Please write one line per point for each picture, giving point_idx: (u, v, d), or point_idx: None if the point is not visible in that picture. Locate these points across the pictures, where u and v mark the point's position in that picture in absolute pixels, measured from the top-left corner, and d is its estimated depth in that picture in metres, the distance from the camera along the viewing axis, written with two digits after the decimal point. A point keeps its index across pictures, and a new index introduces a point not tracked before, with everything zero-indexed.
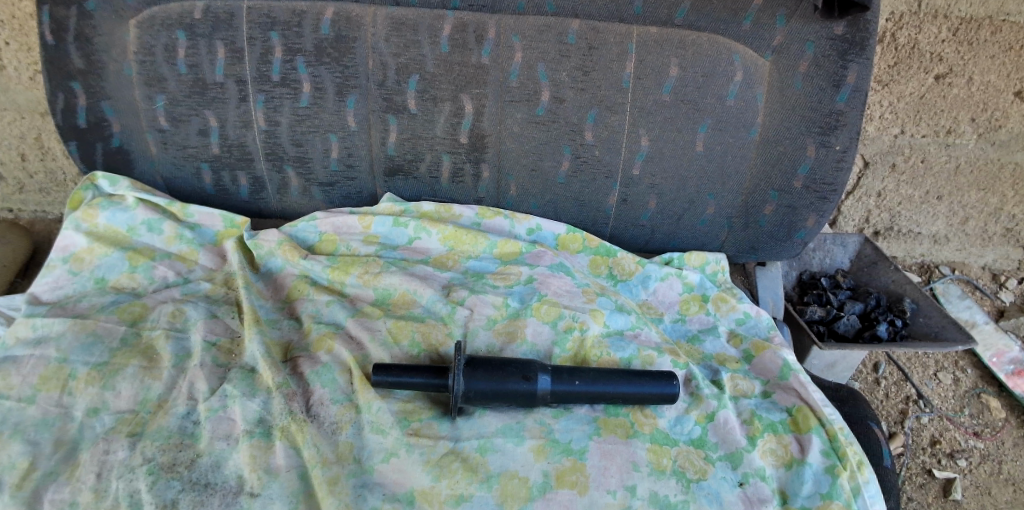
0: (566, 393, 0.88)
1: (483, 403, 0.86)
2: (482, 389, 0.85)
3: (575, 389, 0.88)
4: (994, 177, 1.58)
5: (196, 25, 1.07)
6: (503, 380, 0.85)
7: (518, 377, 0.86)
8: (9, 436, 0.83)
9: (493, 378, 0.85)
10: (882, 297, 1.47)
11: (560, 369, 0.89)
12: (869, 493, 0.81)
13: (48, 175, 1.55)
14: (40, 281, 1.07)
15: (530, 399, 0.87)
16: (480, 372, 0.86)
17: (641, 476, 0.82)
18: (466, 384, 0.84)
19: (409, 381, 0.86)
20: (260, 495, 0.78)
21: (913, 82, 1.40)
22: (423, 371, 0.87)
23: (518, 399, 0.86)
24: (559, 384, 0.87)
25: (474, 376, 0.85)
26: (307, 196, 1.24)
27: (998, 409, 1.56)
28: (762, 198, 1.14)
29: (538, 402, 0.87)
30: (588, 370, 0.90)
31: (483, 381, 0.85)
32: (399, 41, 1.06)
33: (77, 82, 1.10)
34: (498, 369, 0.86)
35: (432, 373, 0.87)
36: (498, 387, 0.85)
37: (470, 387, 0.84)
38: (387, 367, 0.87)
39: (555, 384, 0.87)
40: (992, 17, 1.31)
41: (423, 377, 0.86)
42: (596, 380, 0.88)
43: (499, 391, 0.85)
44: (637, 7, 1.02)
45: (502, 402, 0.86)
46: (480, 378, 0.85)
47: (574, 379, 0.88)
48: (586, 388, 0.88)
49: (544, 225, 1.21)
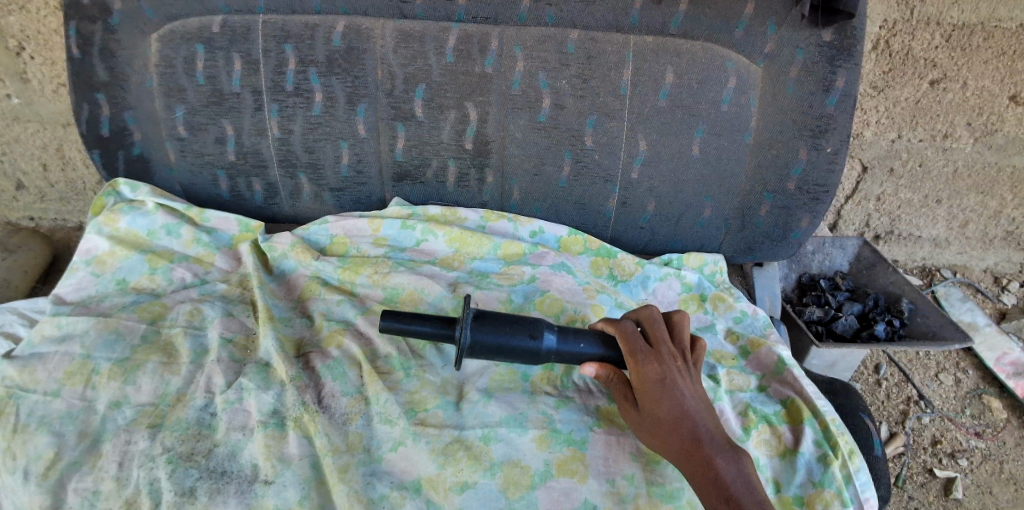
0: (569, 354, 0.84)
1: (486, 356, 0.83)
2: (487, 343, 0.81)
3: (580, 352, 0.84)
4: (993, 181, 1.60)
5: (214, 39, 1.12)
6: (510, 335, 0.82)
7: (525, 334, 0.82)
8: (36, 427, 0.87)
9: (500, 333, 0.81)
10: (880, 298, 1.50)
11: (566, 330, 0.86)
12: (861, 481, 0.85)
13: (69, 184, 1.62)
14: (64, 283, 1.13)
15: (533, 357, 0.83)
16: (488, 325, 0.82)
17: (638, 465, 0.84)
18: (473, 336, 0.80)
19: (418, 330, 0.84)
20: (274, 482, 0.82)
21: (908, 88, 1.42)
22: (431, 321, 0.84)
23: (522, 356, 0.83)
24: (566, 345, 0.83)
25: (481, 329, 0.81)
26: (318, 201, 1.30)
27: (1000, 410, 1.57)
28: (758, 200, 1.18)
29: (540, 359, 0.84)
30: (593, 333, 0.86)
31: (490, 335, 0.81)
32: (407, 52, 1.11)
33: (101, 94, 1.16)
34: (505, 324, 0.82)
35: (439, 323, 0.85)
36: (504, 341, 0.82)
37: (476, 341, 0.80)
38: (396, 314, 0.85)
39: (561, 344, 0.84)
40: (984, 23, 1.33)
41: (430, 326, 0.84)
42: (603, 345, 0.84)
43: (504, 347, 0.81)
44: (634, 17, 1.06)
45: (504, 356, 0.83)
46: (488, 332, 0.81)
47: (579, 342, 0.84)
48: (589, 353, 0.84)
49: (546, 227, 1.25)
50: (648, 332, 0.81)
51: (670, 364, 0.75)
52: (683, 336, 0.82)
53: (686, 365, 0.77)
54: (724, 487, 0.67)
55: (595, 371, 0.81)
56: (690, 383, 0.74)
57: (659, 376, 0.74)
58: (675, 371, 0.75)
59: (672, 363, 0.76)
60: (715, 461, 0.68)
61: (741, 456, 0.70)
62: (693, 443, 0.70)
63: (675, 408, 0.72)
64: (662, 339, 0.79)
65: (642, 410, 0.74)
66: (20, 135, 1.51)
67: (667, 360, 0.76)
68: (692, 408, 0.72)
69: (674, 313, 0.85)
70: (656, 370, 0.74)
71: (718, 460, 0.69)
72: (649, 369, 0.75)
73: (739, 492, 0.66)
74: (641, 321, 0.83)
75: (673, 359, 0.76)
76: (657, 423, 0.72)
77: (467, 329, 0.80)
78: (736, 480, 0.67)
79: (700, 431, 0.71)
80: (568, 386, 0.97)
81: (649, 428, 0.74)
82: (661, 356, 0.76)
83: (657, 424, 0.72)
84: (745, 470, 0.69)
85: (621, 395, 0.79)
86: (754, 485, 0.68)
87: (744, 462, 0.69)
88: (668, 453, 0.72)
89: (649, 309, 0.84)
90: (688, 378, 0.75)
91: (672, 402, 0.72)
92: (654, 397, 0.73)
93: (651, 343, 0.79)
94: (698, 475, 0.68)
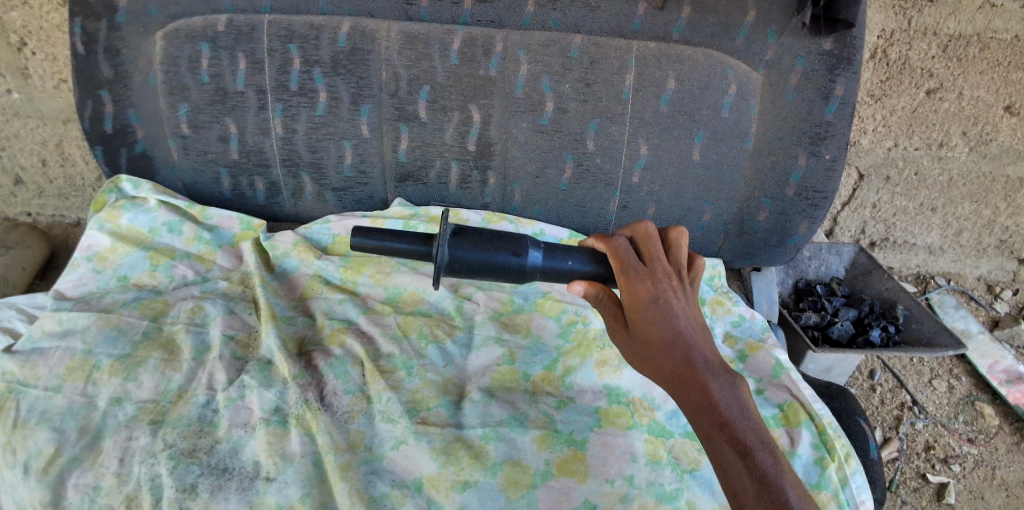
0: (557, 273, 0.72)
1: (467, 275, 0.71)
2: (468, 261, 0.69)
3: (572, 270, 0.72)
4: (987, 190, 1.62)
5: (219, 38, 1.13)
6: (493, 251, 0.69)
7: (509, 252, 0.70)
8: (36, 423, 0.87)
9: (481, 248, 0.69)
10: (875, 304, 1.52)
11: (553, 246, 0.73)
12: (857, 484, 0.86)
13: (68, 181, 1.61)
14: (65, 278, 1.13)
15: (518, 277, 0.72)
16: (469, 242, 0.69)
17: (639, 466, 0.85)
18: (452, 252, 0.68)
19: (394, 247, 0.71)
20: (275, 479, 0.82)
21: (905, 97, 1.44)
22: (408, 237, 0.72)
23: (506, 275, 0.71)
24: (555, 263, 0.71)
25: (461, 244, 0.68)
26: (320, 201, 1.30)
27: (992, 416, 1.59)
28: (757, 205, 1.19)
29: (525, 278, 0.72)
30: (582, 250, 0.73)
31: (470, 252, 0.68)
32: (411, 54, 1.12)
33: (105, 90, 1.16)
34: (487, 238, 0.70)
35: (418, 239, 0.72)
36: (488, 259, 0.69)
37: (456, 258, 0.68)
38: (366, 230, 0.71)
39: (549, 261, 0.71)
40: (980, 34, 1.34)
41: (407, 242, 0.71)
42: (595, 262, 0.72)
43: (486, 266, 0.69)
44: (637, 23, 1.07)
45: (487, 276, 0.71)
46: (468, 249, 0.68)
47: (567, 259, 0.72)
48: (578, 271, 0.72)
49: (547, 230, 1.24)
50: (640, 247, 0.68)
51: (664, 282, 0.64)
52: (679, 251, 0.69)
53: (682, 282, 0.65)
54: (719, 415, 0.60)
55: (583, 290, 0.66)
56: (685, 301, 0.63)
57: (653, 296, 0.62)
58: (670, 289, 0.63)
59: (667, 280, 0.64)
60: (710, 387, 0.60)
61: (737, 380, 0.62)
62: (688, 368, 0.61)
63: (670, 331, 0.61)
64: (656, 253, 0.67)
65: (632, 332, 0.63)
66: (20, 131, 1.51)
67: (661, 278, 0.64)
68: (687, 328, 0.62)
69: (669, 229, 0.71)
70: (649, 289, 0.63)
71: (714, 384, 0.60)
72: (642, 289, 0.63)
73: (735, 420, 0.60)
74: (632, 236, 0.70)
75: (668, 275, 0.65)
76: (649, 347, 0.62)
77: (445, 246, 0.68)
78: (732, 407, 0.60)
79: (696, 355, 0.61)
80: (569, 387, 0.98)
81: (638, 351, 0.63)
82: (655, 273, 0.64)
83: (648, 347, 0.62)
84: (740, 394, 0.62)
85: (608, 315, 0.66)
86: (750, 410, 0.61)
87: (739, 387, 0.62)
88: (658, 378, 0.63)
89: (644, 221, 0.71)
90: (684, 295, 0.64)
91: (667, 324, 0.61)
92: (647, 318, 0.62)
93: (643, 258, 0.67)
94: (691, 403, 0.60)
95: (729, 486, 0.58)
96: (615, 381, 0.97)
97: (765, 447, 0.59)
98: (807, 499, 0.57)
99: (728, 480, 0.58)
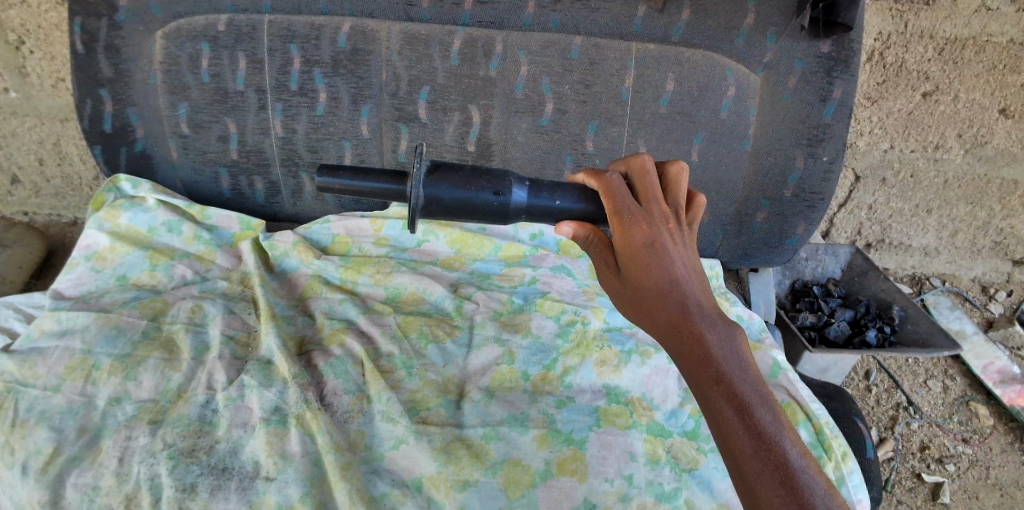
0: (546, 214, 0.61)
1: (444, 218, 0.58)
2: (447, 203, 0.56)
3: (563, 212, 0.61)
4: (982, 192, 1.63)
5: (219, 38, 1.13)
6: (475, 190, 0.57)
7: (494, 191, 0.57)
8: (35, 422, 0.87)
9: (462, 187, 0.56)
10: (871, 305, 1.53)
11: (540, 183, 0.61)
12: (853, 483, 0.88)
13: (66, 180, 1.61)
14: (64, 278, 1.13)
15: (503, 221, 0.60)
16: (447, 179, 0.56)
17: (638, 466, 0.86)
18: (429, 192, 0.55)
19: (359, 187, 0.58)
20: (275, 478, 0.82)
21: (901, 99, 1.45)
22: (375, 173, 0.58)
23: (490, 219, 0.59)
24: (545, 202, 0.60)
25: (438, 182, 0.55)
26: (320, 201, 1.31)
27: (987, 416, 1.60)
28: (755, 206, 1.20)
29: (511, 222, 0.60)
30: (572, 187, 0.62)
31: (448, 192, 0.56)
32: (411, 54, 1.12)
33: (105, 89, 1.16)
34: (467, 174, 0.57)
35: (385, 175, 0.58)
36: (469, 200, 0.57)
37: (434, 199, 0.55)
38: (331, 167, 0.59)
39: (538, 201, 0.60)
40: (975, 38, 1.35)
41: (375, 180, 0.57)
42: (586, 199, 0.62)
43: (467, 209, 0.57)
44: (637, 25, 1.08)
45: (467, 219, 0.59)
46: (446, 187, 0.55)
47: (557, 199, 0.61)
48: (570, 211, 0.61)
49: (546, 230, 1.27)
50: (634, 184, 0.60)
51: (662, 223, 0.56)
52: (678, 190, 0.61)
53: (682, 224, 0.58)
54: (717, 368, 0.54)
55: (572, 231, 0.59)
56: (683, 243, 0.56)
57: (649, 239, 0.55)
58: (668, 230, 0.56)
59: (664, 221, 0.56)
60: (708, 338, 0.54)
61: (735, 331, 0.56)
62: (684, 317, 0.54)
63: (666, 278, 0.54)
64: (654, 191, 0.58)
65: (624, 279, 0.57)
66: (18, 129, 1.50)
67: (658, 218, 0.56)
68: (684, 274, 0.55)
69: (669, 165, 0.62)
70: (644, 230, 0.55)
71: (710, 335, 0.54)
72: (636, 231, 0.55)
73: (734, 374, 0.54)
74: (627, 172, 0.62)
75: (665, 215, 0.57)
76: (641, 295, 0.55)
77: (419, 185, 0.55)
78: (730, 360, 0.55)
79: (693, 303, 0.55)
80: (569, 386, 0.98)
81: (630, 301, 0.56)
82: (652, 213, 0.56)
83: (642, 295, 0.55)
84: (738, 345, 0.56)
85: (598, 259, 0.59)
86: (748, 363, 0.56)
87: (737, 337, 0.56)
88: (650, 329, 0.56)
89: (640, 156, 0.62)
90: (684, 238, 0.57)
91: (663, 269, 0.54)
92: (641, 263, 0.55)
93: (638, 196, 0.59)
94: (686, 356, 0.54)
95: (726, 443, 0.53)
96: (614, 380, 0.98)
97: (762, 403, 0.54)
98: (807, 456, 0.53)
99: (724, 438, 0.53)
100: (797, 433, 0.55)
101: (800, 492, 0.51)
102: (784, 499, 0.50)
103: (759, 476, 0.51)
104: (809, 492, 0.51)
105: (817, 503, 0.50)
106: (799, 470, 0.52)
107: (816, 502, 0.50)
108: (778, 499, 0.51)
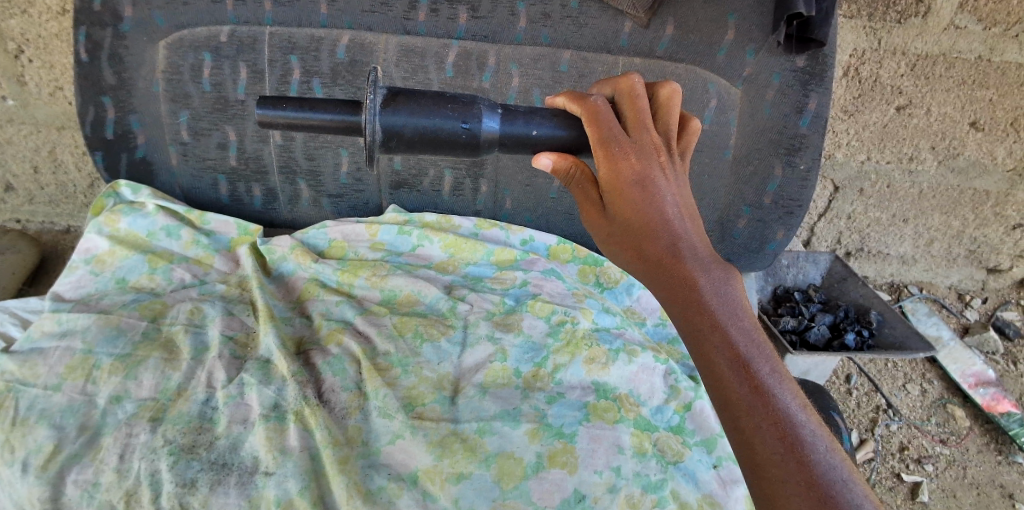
0: (520, 143, 0.68)
1: (412, 152, 0.65)
2: (411, 136, 0.63)
3: (532, 141, 0.68)
4: (956, 202, 1.70)
5: (221, 48, 1.16)
6: (436, 119, 0.63)
7: (456, 120, 0.64)
8: (36, 420, 0.89)
9: (430, 117, 0.63)
10: (850, 310, 1.58)
11: (514, 111, 0.68)
12: None
13: (60, 188, 1.63)
14: (63, 281, 1.14)
15: (472, 151, 0.66)
16: (407, 108, 0.62)
17: (625, 458, 0.89)
18: (386, 124, 0.61)
19: (316, 120, 0.63)
20: (275, 473, 0.84)
21: (876, 113, 1.52)
22: (332, 105, 0.63)
23: (457, 149, 0.65)
24: (513, 130, 0.67)
25: (396, 111, 0.61)
26: (317, 207, 1.34)
27: (963, 418, 1.65)
28: (736, 213, 1.26)
29: (482, 151, 0.67)
30: (553, 114, 0.69)
31: (410, 123, 0.62)
32: (408, 66, 1.17)
33: (107, 97, 1.18)
34: (429, 104, 0.63)
35: (343, 106, 0.63)
36: (432, 129, 0.63)
37: (394, 131, 0.62)
38: (282, 102, 0.63)
39: (507, 129, 0.67)
40: (945, 55, 1.42)
41: (332, 112, 0.63)
42: (566, 126, 0.68)
43: (430, 137, 0.63)
44: (623, 39, 1.13)
45: (434, 151, 0.65)
46: (407, 115, 0.62)
47: (531, 127, 0.68)
48: (547, 139, 0.68)
49: (536, 236, 1.30)
50: (625, 114, 0.68)
51: (652, 158, 0.63)
52: (669, 122, 0.69)
53: (670, 162, 0.65)
54: (710, 315, 0.60)
55: (552, 163, 0.68)
56: (673, 184, 0.64)
57: (638, 176, 0.62)
58: (659, 168, 0.63)
59: (653, 156, 0.64)
60: (698, 284, 0.62)
61: (728, 279, 0.63)
62: (674, 261, 0.62)
63: (655, 220, 0.63)
64: (643, 126, 0.66)
65: (616, 221, 0.65)
66: (13, 137, 1.52)
67: (648, 154, 0.64)
68: (673, 216, 0.64)
69: (661, 88, 0.70)
70: (632, 162, 0.63)
71: (700, 280, 0.62)
72: (626, 168, 0.62)
73: (726, 321, 0.61)
74: (620, 100, 0.69)
75: (656, 151, 0.64)
76: (633, 231, 0.63)
77: (377, 117, 0.61)
78: (723, 308, 0.61)
79: (683, 247, 0.63)
80: (559, 383, 1.02)
81: (625, 243, 0.64)
82: (641, 146, 0.64)
83: (635, 236, 0.63)
84: (731, 294, 0.63)
85: (584, 196, 0.68)
86: (741, 312, 0.62)
87: (730, 287, 0.63)
88: (643, 271, 0.64)
89: (631, 81, 0.69)
90: (671, 177, 0.64)
91: (652, 208, 0.63)
92: (633, 201, 0.63)
93: (629, 129, 0.66)
94: (679, 300, 0.61)
95: (721, 395, 0.57)
96: (602, 377, 1.01)
97: (757, 352, 0.59)
98: (806, 413, 0.57)
99: (719, 387, 0.57)
100: (798, 391, 0.59)
101: (798, 448, 0.54)
102: (783, 455, 0.54)
103: (755, 429, 0.55)
104: (808, 447, 0.54)
105: (818, 460, 0.54)
106: (797, 426, 0.55)
107: (816, 460, 0.54)
108: (776, 456, 0.54)
